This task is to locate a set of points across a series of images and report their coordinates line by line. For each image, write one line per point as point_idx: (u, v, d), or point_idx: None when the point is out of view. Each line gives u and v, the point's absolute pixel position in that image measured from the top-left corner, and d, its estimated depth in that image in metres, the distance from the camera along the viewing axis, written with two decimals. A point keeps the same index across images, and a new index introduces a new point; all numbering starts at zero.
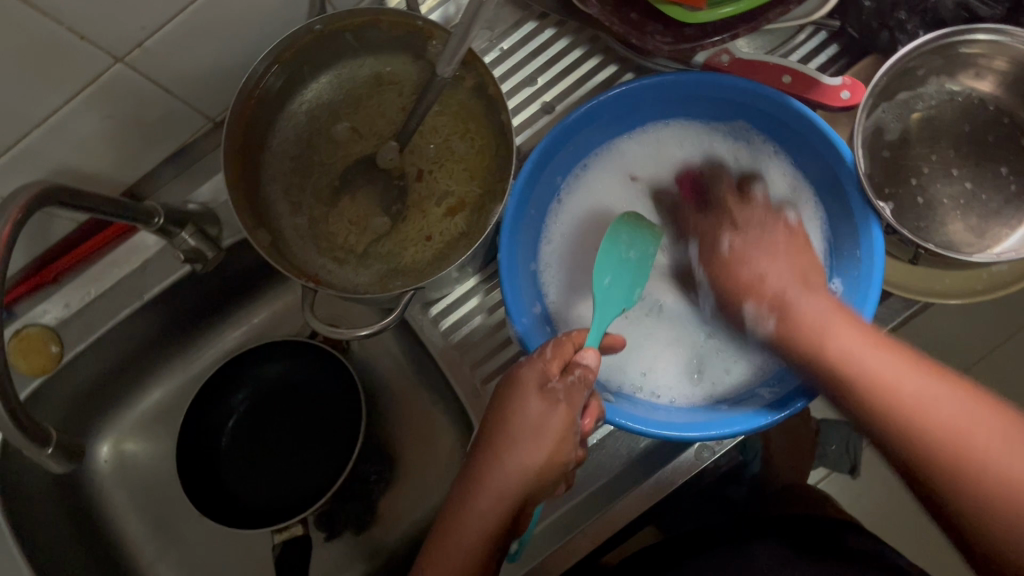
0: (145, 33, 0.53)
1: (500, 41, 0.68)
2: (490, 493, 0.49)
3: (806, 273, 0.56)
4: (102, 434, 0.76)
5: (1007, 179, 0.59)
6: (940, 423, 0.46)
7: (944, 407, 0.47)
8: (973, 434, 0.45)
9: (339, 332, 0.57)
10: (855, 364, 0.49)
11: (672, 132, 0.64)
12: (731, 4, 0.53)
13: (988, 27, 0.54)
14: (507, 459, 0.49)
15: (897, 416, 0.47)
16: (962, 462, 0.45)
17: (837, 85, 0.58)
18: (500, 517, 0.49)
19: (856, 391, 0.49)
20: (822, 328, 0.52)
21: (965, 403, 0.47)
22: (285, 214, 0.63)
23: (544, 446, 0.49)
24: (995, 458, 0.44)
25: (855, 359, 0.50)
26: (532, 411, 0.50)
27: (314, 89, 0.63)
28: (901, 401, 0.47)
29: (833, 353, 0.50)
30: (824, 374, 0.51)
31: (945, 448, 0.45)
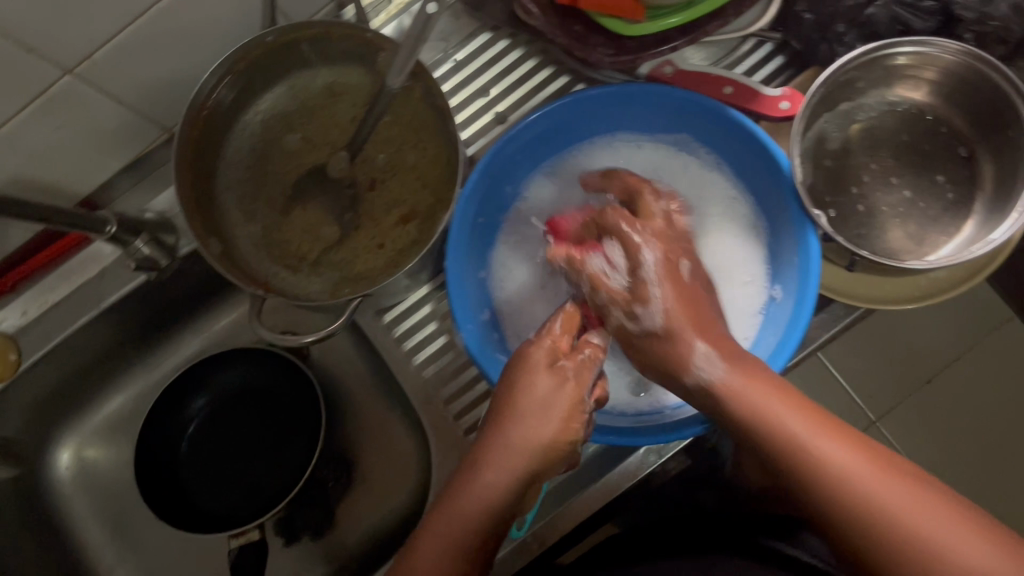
0: (93, 45, 0.54)
1: (454, 52, 0.69)
2: (500, 468, 0.49)
3: (695, 306, 0.52)
4: (62, 440, 0.77)
5: (943, 186, 0.61)
6: (901, 525, 0.43)
7: (895, 499, 0.44)
8: (919, 524, 0.43)
9: (288, 339, 0.58)
10: (802, 448, 0.46)
11: (614, 147, 0.66)
12: (671, 16, 0.55)
13: (912, 40, 0.55)
14: (519, 429, 0.50)
15: (840, 498, 0.45)
16: (899, 549, 0.43)
17: (777, 96, 0.59)
18: (509, 493, 0.49)
19: (806, 475, 0.46)
20: (739, 399, 0.48)
21: (910, 494, 0.44)
22: (238, 222, 0.64)
23: (558, 418, 0.50)
24: (958, 554, 0.42)
25: (802, 446, 0.46)
26: (544, 382, 0.51)
27: (267, 101, 0.64)
28: (836, 485, 0.45)
29: (775, 433, 0.47)
30: (771, 454, 0.47)
31: (896, 542, 0.43)
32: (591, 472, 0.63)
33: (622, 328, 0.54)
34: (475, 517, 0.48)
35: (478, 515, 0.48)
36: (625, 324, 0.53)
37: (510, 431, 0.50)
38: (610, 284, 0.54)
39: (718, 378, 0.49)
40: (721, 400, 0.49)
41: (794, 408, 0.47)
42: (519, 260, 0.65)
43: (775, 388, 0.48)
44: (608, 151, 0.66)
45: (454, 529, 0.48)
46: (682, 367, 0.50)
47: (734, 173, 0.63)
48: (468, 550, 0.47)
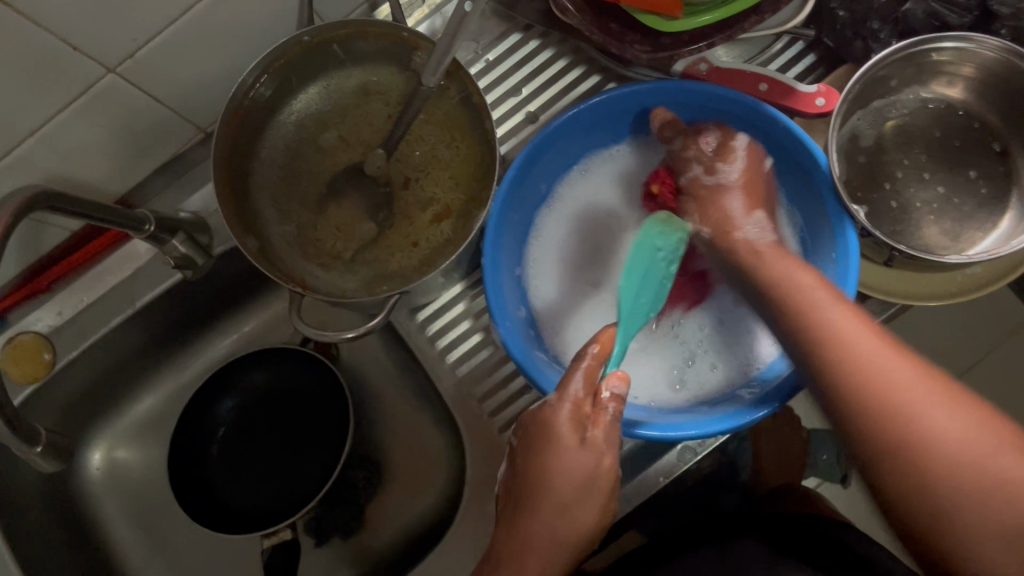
0: (137, 43, 0.54)
1: (485, 52, 0.70)
2: (549, 547, 0.53)
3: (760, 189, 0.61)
4: (94, 441, 0.77)
5: (976, 182, 0.61)
6: (886, 383, 0.46)
7: (886, 364, 0.47)
8: (902, 385, 0.45)
9: (326, 336, 0.58)
10: (817, 313, 0.50)
11: (642, 147, 0.67)
12: (709, 13, 0.55)
13: (953, 36, 0.56)
14: (558, 519, 0.53)
15: (837, 356, 0.48)
16: (878, 403, 0.45)
17: (813, 93, 0.59)
18: (559, 563, 0.53)
19: (811, 339, 0.49)
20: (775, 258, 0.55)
21: (909, 365, 0.47)
22: (274, 222, 0.64)
23: (589, 502, 0.53)
24: (935, 415, 0.44)
25: (816, 307, 0.50)
26: (593, 504, 0.53)
27: (302, 100, 0.64)
28: (834, 343, 0.48)
29: (798, 300, 0.51)
30: (789, 321, 0.52)
31: (878, 398, 0.45)
32: (625, 469, 0.63)
33: (696, 180, 0.62)
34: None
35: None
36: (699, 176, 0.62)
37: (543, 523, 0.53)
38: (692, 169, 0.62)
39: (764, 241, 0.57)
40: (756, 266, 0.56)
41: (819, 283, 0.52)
42: (555, 255, 0.66)
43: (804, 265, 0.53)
44: (636, 149, 0.67)
45: None
46: (732, 228, 0.59)
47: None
48: None
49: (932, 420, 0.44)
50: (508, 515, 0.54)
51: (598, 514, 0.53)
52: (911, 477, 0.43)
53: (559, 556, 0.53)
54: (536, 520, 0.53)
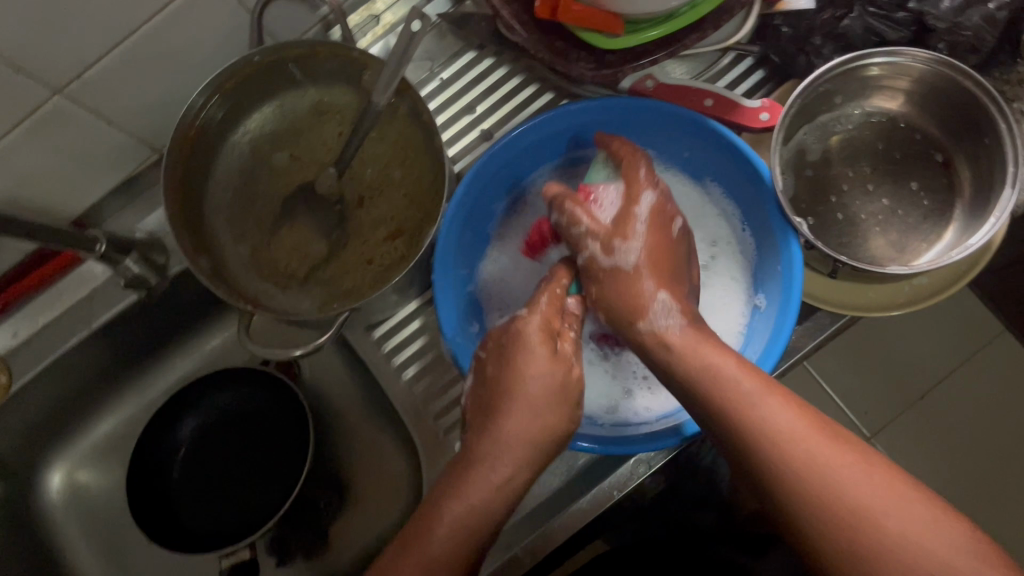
0: (82, 64, 0.54)
1: (440, 70, 0.70)
2: (501, 447, 0.52)
3: (662, 257, 0.58)
4: (54, 464, 0.77)
5: (918, 193, 0.62)
6: (838, 483, 0.45)
7: (831, 458, 0.46)
8: (857, 488, 0.44)
9: (276, 354, 0.58)
10: (753, 412, 0.48)
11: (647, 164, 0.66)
12: (654, 28, 0.55)
13: (884, 50, 0.56)
14: (515, 401, 0.53)
15: (784, 455, 0.47)
16: (834, 508, 0.44)
17: (757, 108, 0.60)
18: (509, 477, 0.51)
19: (752, 436, 0.48)
20: (685, 352, 0.53)
21: (856, 460, 0.46)
22: (228, 241, 0.64)
23: (556, 373, 0.55)
24: (898, 518, 0.43)
25: (754, 407, 0.48)
26: (536, 358, 0.55)
27: (255, 121, 0.65)
28: (780, 440, 0.47)
29: (733, 397, 0.49)
30: (722, 420, 0.50)
31: (833, 497, 0.44)
32: (581, 484, 0.64)
33: (591, 260, 0.59)
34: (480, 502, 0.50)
35: (487, 496, 0.50)
36: (595, 257, 0.59)
37: (514, 416, 0.53)
38: (587, 248, 0.59)
39: (670, 329, 0.55)
40: (666, 353, 0.54)
41: (753, 377, 0.50)
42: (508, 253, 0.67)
43: (735, 358, 0.51)
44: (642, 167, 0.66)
45: (470, 499, 0.49)
46: (638, 315, 0.56)
47: (716, 184, 0.64)
48: (481, 529, 0.49)
49: (895, 527, 0.43)
50: (474, 417, 0.55)
51: (560, 386, 0.55)
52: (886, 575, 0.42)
53: (501, 503, 0.50)
54: (504, 415, 0.53)
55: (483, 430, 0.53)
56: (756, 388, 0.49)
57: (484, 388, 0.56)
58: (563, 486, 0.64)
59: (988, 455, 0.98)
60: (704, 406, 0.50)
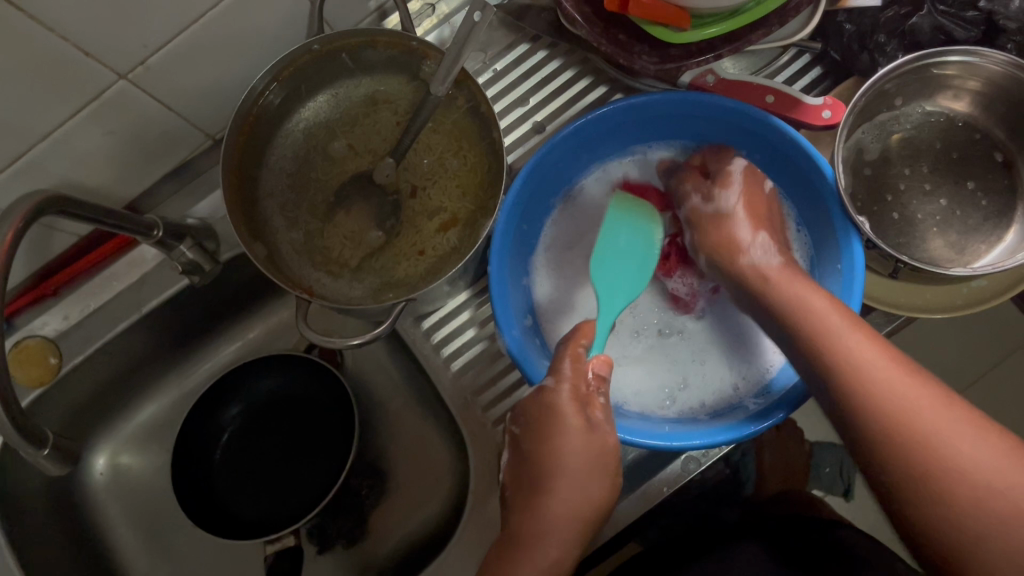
0: (148, 49, 0.55)
1: (493, 62, 0.70)
2: (549, 522, 0.53)
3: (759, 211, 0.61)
4: (97, 447, 0.77)
5: (975, 193, 0.61)
6: (904, 406, 0.44)
7: (901, 385, 0.46)
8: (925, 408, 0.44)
9: (331, 341, 0.58)
10: (835, 345, 0.49)
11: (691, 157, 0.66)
12: (713, 26, 0.55)
13: (960, 49, 0.56)
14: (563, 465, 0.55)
15: (860, 382, 0.47)
16: (896, 425, 0.44)
17: (818, 105, 0.60)
18: (565, 549, 0.53)
19: (833, 364, 0.48)
20: (784, 292, 0.55)
21: (933, 393, 0.45)
22: (281, 229, 0.64)
23: (600, 437, 0.55)
24: (963, 438, 0.42)
25: (837, 341, 0.49)
26: (573, 431, 0.55)
27: (311, 108, 0.65)
28: (861, 367, 0.47)
29: (812, 327, 0.51)
30: (808, 347, 0.51)
31: (897, 419, 0.44)
32: (629, 479, 0.63)
33: (694, 209, 0.65)
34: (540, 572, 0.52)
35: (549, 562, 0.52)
36: (698, 206, 0.64)
37: (562, 492, 0.54)
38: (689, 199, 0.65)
39: (770, 264, 0.57)
40: (765, 285, 0.56)
41: (843, 316, 0.51)
42: (555, 265, 0.66)
43: (827, 299, 0.52)
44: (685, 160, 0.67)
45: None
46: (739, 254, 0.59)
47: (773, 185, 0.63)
48: None
49: (952, 445, 0.42)
50: (519, 494, 0.56)
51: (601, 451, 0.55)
52: (947, 507, 0.41)
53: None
54: (554, 483, 0.55)
55: (529, 511, 0.54)
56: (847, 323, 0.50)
57: (531, 463, 0.56)
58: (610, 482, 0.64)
59: None
60: (801, 327, 0.52)
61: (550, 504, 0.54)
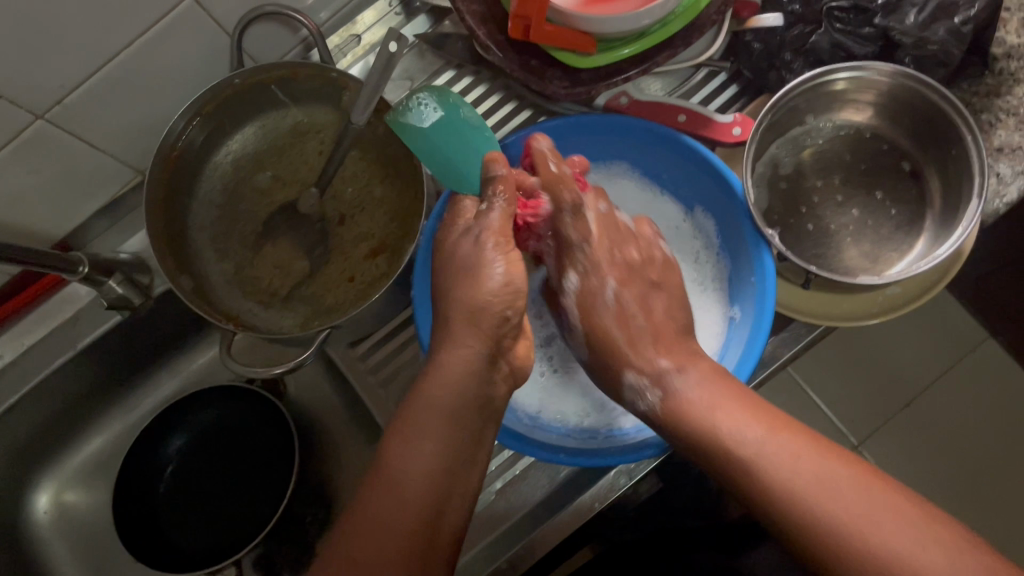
0: (65, 89, 0.55)
1: (420, 89, 0.71)
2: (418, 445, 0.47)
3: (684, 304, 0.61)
4: (41, 485, 0.77)
5: (884, 202, 0.63)
6: (845, 517, 0.44)
7: (811, 473, 0.46)
8: (887, 534, 0.42)
9: (257, 371, 0.59)
10: (741, 448, 0.48)
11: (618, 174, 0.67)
12: (626, 46, 0.57)
13: (849, 65, 0.58)
14: (449, 359, 0.50)
15: (785, 492, 0.46)
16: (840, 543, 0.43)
17: (729, 122, 0.61)
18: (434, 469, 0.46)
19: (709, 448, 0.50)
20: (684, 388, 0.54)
21: (874, 491, 0.44)
22: (210, 261, 0.65)
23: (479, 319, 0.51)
24: (900, 552, 0.42)
25: (746, 450, 0.48)
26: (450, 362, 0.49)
27: (238, 141, 0.66)
28: (804, 494, 0.45)
29: (690, 415, 0.51)
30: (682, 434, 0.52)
31: (850, 543, 0.43)
32: (564, 495, 0.64)
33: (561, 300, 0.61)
34: (408, 498, 0.45)
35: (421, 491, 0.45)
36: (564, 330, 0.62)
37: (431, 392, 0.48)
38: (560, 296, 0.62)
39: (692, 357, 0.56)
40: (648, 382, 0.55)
41: (751, 420, 0.49)
42: None
43: (726, 395, 0.52)
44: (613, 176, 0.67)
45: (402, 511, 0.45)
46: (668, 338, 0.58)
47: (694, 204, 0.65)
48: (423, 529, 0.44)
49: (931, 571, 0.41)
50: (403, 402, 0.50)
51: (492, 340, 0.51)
52: None
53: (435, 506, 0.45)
54: (419, 390, 0.49)
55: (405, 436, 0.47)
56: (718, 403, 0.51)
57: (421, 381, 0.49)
58: (546, 499, 0.65)
59: (969, 460, 1.00)
60: (673, 419, 0.52)
61: (413, 410, 0.48)
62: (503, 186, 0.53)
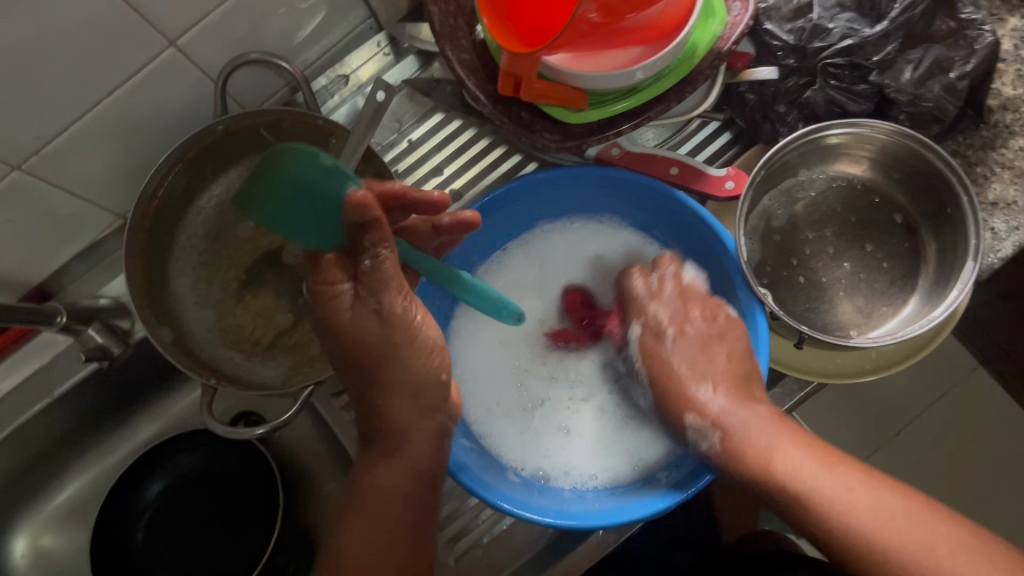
0: (42, 139, 0.54)
1: (408, 132, 0.70)
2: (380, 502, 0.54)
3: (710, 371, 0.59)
4: (17, 529, 0.75)
5: (876, 255, 0.62)
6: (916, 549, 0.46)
7: (869, 501, 0.49)
8: (947, 556, 0.46)
9: (238, 430, 0.57)
10: (798, 484, 0.50)
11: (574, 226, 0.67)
12: (619, 101, 0.56)
13: (844, 122, 0.57)
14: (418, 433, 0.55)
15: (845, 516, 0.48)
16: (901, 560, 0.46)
17: (722, 176, 0.60)
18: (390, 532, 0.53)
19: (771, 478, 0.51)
20: (741, 425, 0.54)
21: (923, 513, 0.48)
22: (191, 312, 0.63)
23: (417, 400, 0.54)
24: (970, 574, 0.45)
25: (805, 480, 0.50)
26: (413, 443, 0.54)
27: (220, 187, 0.64)
28: (863, 519, 0.48)
29: (750, 449, 0.53)
30: (738, 470, 0.53)
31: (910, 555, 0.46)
32: (552, 550, 0.63)
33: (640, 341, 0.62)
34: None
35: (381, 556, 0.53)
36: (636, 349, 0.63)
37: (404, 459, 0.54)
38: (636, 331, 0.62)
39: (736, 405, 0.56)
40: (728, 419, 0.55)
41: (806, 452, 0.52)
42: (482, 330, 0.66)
43: (782, 433, 0.53)
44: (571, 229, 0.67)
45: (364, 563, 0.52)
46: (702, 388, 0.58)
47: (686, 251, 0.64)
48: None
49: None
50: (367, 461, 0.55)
51: (437, 420, 0.56)
52: None
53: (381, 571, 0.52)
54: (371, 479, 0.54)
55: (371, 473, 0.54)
56: (782, 438, 0.53)
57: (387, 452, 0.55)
58: (534, 555, 0.63)
59: None
60: (732, 460, 0.53)
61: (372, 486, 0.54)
62: (377, 231, 0.48)
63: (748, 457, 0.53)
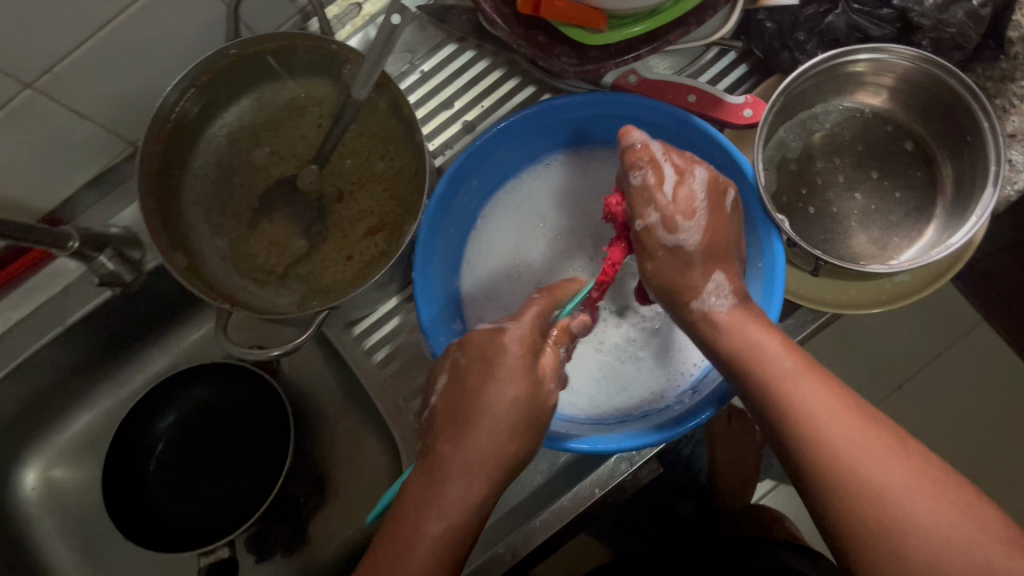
0: (54, 57, 0.53)
1: (421, 63, 0.69)
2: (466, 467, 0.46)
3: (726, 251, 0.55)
4: (28, 461, 0.75)
5: (890, 187, 0.62)
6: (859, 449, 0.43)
7: (824, 399, 0.46)
8: (880, 458, 0.43)
9: (252, 353, 0.57)
10: (770, 365, 0.48)
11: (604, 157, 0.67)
12: (636, 24, 0.55)
13: (869, 47, 0.56)
14: (497, 390, 0.49)
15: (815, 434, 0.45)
16: (859, 486, 0.42)
17: (740, 104, 0.60)
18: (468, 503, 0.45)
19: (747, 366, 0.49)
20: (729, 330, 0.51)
21: (910, 467, 0.43)
22: (204, 237, 0.63)
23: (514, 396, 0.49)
24: (908, 487, 0.42)
25: (791, 385, 0.47)
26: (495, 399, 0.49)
27: (233, 113, 0.64)
28: (819, 419, 0.45)
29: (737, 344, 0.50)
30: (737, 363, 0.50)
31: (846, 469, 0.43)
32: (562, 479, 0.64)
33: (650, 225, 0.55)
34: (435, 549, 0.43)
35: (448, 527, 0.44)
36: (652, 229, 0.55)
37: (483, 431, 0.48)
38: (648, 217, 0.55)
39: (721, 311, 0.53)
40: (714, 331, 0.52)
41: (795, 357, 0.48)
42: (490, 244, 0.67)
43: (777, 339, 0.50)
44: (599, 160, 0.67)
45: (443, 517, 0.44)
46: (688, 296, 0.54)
47: None
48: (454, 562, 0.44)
49: (919, 509, 0.41)
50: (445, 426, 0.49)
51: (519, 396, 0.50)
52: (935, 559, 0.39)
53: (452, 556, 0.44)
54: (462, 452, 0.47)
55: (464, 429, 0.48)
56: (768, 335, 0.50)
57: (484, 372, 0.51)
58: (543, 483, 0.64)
59: None
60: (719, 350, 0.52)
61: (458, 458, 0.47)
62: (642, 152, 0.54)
63: (744, 352, 0.50)
